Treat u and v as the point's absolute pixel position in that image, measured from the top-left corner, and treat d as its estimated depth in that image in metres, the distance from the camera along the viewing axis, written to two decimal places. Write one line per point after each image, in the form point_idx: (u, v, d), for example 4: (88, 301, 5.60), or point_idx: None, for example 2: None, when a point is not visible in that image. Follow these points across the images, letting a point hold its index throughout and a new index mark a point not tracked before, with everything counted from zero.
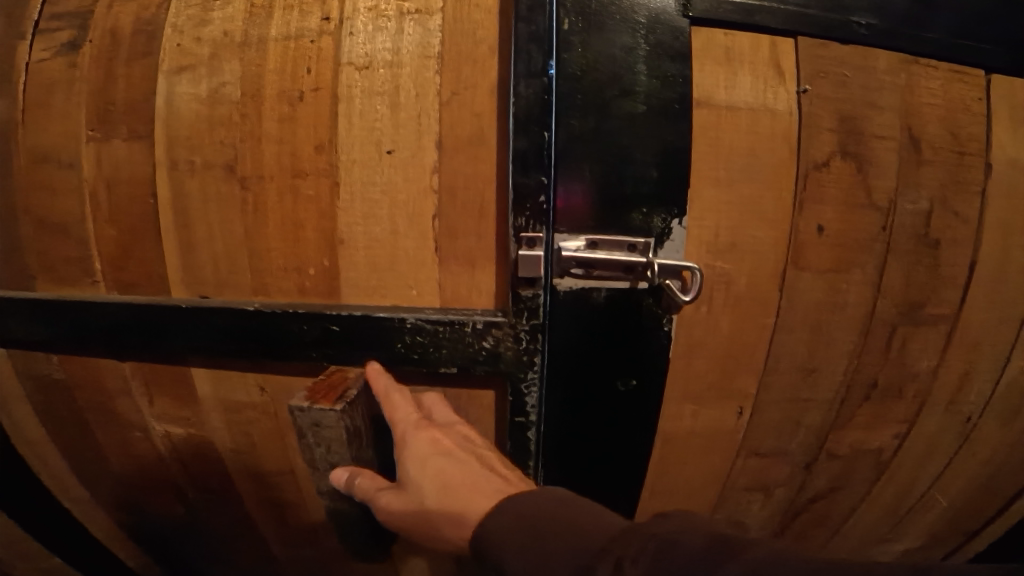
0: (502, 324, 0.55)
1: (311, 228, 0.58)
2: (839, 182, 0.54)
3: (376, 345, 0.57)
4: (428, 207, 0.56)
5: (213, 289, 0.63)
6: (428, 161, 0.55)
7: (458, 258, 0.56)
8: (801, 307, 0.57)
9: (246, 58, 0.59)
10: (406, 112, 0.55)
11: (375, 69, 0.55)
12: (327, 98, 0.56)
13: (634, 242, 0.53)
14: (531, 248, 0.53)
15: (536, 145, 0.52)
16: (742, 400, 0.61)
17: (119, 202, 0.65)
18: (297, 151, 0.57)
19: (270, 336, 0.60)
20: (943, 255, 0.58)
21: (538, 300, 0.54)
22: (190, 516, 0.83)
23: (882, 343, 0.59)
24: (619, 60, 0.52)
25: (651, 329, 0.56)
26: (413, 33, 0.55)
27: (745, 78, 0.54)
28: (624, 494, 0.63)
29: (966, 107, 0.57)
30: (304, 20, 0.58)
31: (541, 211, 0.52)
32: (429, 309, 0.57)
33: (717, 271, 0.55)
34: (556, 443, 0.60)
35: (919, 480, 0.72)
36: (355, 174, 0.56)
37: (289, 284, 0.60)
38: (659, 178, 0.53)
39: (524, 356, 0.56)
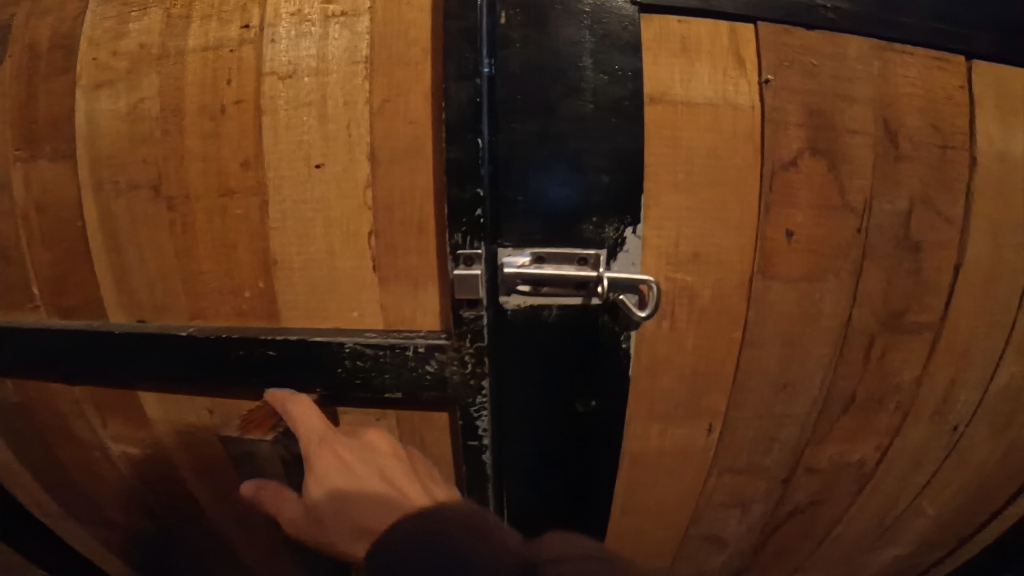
0: (445, 347, 0.52)
1: (243, 249, 0.54)
2: (810, 183, 0.50)
3: (317, 371, 0.54)
4: (364, 222, 0.51)
5: (148, 312, 0.59)
6: (361, 174, 0.51)
7: (399, 276, 0.52)
8: (771, 319, 0.52)
9: (165, 71, 0.54)
10: (335, 122, 0.51)
11: (299, 78, 0.51)
12: (250, 110, 0.52)
13: (584, 255, 0.49)
14: (469, 267, 0.49)
15: (472, 154, 0.48)
16: (712, 417, 0.57)
17: (48, 226, 0.61)
18: (222, 168, 0.53)
19: (209, 362, 0.57)
20: (926, 258, 0.53)
21: (481, 321, 0.51)
22: (162, 531, 0.79)
23: (861, 352, 0.55)
24: (562, 57, 0.48)
25: (610, 346, 0.52)
26: (339, 37, 0.51)
27: (703, 70, 0.49)
28: (593, 518, 0.59)
29: (948, 97, 0.52)
30: (223, 30, 0.53)
31: (478, 226, 0.49)
32: (370, 332, 0.53)
33: (680, 283, 0.51)
34: (515, 467, 0.57)
35: (906, 491, 0.68)
36: (284, 191, 0.52)
37: (225, 307, 0.56)
38: (610, 184, 0.48)
39: (471, 380, 0.52)
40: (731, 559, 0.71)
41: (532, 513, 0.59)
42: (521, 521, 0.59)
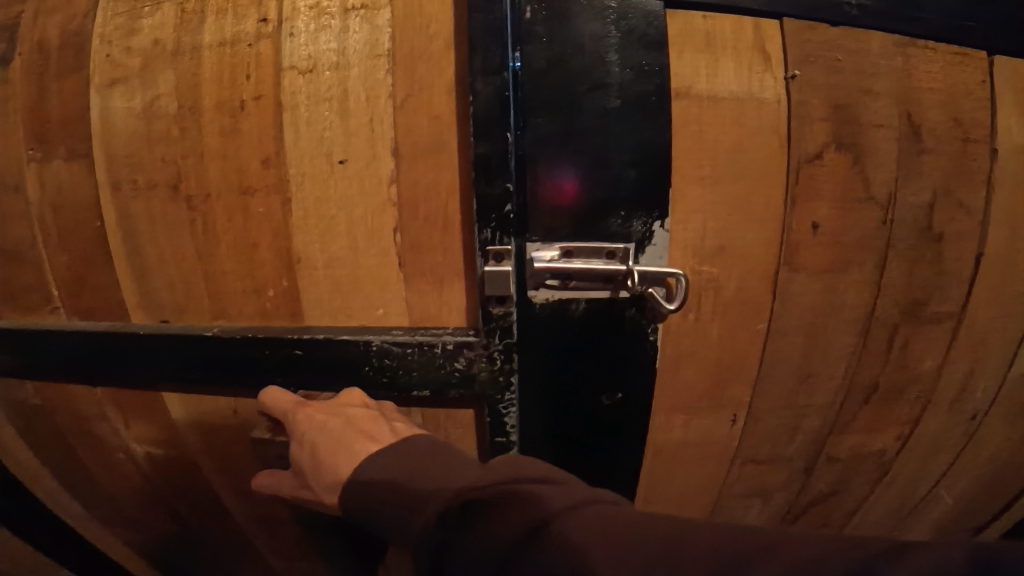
0: (474, 343, 0.52)
1: (266, 248, 0.54)
2: (834, 175, 0.50)
3: (344, 370, 0.55)
4: (388, 219, 0.52)
5: (170, 312, 0.60)
6: (384, 171, 0.51)
7: (424, 275, 0.53)
8: (795, 310, 0.53)
9: (180, 68, 0.55)
10: (357, 117, 0.51)
11: (320, 73, 0.51)
12: (270, 106, 0.52)
13: (612, 249, 0.49)
14: (499, 263, 0.50)
15: (500, 150, 0.48)
16: (735, 408, 0.58)
17: (67, 226, 0.61)
18: (243, 165, 0.54)
19: (232, 362, 0.57)
20: (948, 249, 0.53)
21: (510, 318, 0.52)
22: (185, 531, 0.80)
23: (883, 342, 0.56)
24: (588, 52, 0.48)
25: (637, 339, 0.53)
26: (359, 31, 0.51)
27: (727, 65, 0.49)
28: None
29: (969, 91, 0.52)
30: (239, 25, 0.53)
31: (507, 221, 0.49)
32: (396, 330, 0.54)
33: (705, 276, 0.51)
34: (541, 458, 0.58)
35: (923, 480, 0.69)
36: (308, 188, 0.53)
37: (249, 307, 0.57)
38: (637, 178, 0.49)
39: (500, 376, 0.53)
40: None
41: None
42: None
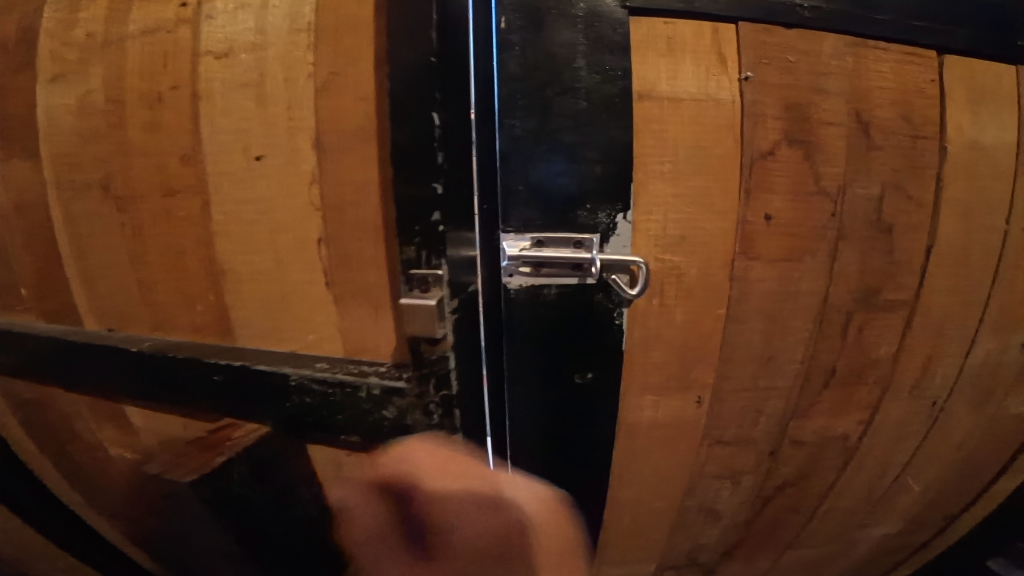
0: (404, 391, 0.59)
1: (191, 255, 0.61)
2: (788, 169, 0.53)
3: (270, 400, 0.61)
4: (313, 229, 0.59)
5: (116, 320, 0.66)
6: (305, 166, 0.58)
7: (357, 299, 0.60)
8: (751, 295, 0.56)
9: (109, 61, 0.61)
10: (275, 105, 0.57)
11: (237, 55, 0.58)
12: (187, 95, 0.59)
13: (579, 238, 0.53)
14: (423, 294, 0.57)
15: (478, 150, 0.53)
16: (701, 390, 0.62)
17: (29, 226, 0.67)
18: (164, 165, 0.60)
19: (162, 378, 0.63)
20: (898, 239, 0.57)
21: (443, 364, 0.59)
22: (165, 535, 0.81)
23: (838, 328, 0.59)
24: (559, 58, 0.52)
25: (603, 324, 0.57)
26: (278, 6, 0.57)
27: (687, 68, 0.53)
28: (592, 488, 0.65)
29: (920, 90, 0.55)
30: (162, 12, 0.60)
31: (432, 234, 0.55)
32: (321, 364, 0.60)
33: (669, 264, 0.55)
34: (520, 439, 0.62)
35: (891, 467, 0.73)
36: (224, 187, 0.59)
37: (184, 320, 0.63)
38: (603, 174, 0.53)
39: (435, 428, 0.60)
40: (726, 530, 0.78)
41: (537, 483, 0.64)
42: (528, 493, 0.65)
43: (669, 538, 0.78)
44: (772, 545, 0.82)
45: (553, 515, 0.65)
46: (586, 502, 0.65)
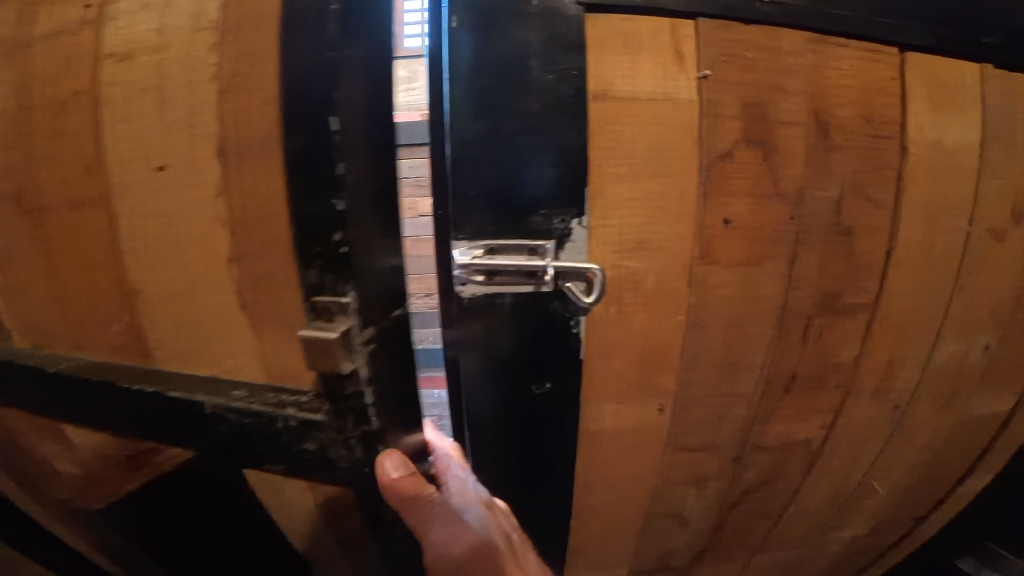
0: (323, 422, 0.52)
1: (101, 273, 0.55)
2: (746, 171, 0.52)
3: (188, 429, 0.55)
4: (219, 246, 0.51)
5: (33, 338, 0.60)
6: (207, 176, 0.50)
7: (276, 324, 0.53)
8: (711, 302, 0.55)
9: (10, 64, 0.54)
10: (175, 112, 0.50)
11: (137, 58, 0.51)
12: (87, 101, 0.52)
13: (533, 245, 0.51)
14: (328, 324, 0.47)
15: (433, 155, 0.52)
16: (662, 398, 0.61)
17: None
18: (68, 176, 0.53)
19: (79, 400, 0.58)
20: (859, 243, 0.56)
21: (362, 399, 0.49)
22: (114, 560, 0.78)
23: (799, 332, 0.58)
24: (512, 57, 0.50)
25: (560, 333, 0.56)
26: (184, 4, 0.50)
27: (644, 66, 0.51)
28: (556, 486, 0.67)
29: (882, 88, 0.54)
30: (66, 13, 0.53)
31: (334, 250, 0.47)
32: (242, 390, 0.55)
33: (626, 270, 0.53)
34: (483, 441, 0.63)
35: (856, 469, 0.74)
36: (130, 199, 0.52)
37: (99, 339, 0.58)
38: (558, 178, 0.51)
39: (362, 465, 0.53)
40: (695, 534, 0.79)
41: (502, 480, 0.67)
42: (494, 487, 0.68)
43: (639, 542, 0.78)
44: (742, 546, 0.83)
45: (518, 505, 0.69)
46: (550, 497, 0.68)
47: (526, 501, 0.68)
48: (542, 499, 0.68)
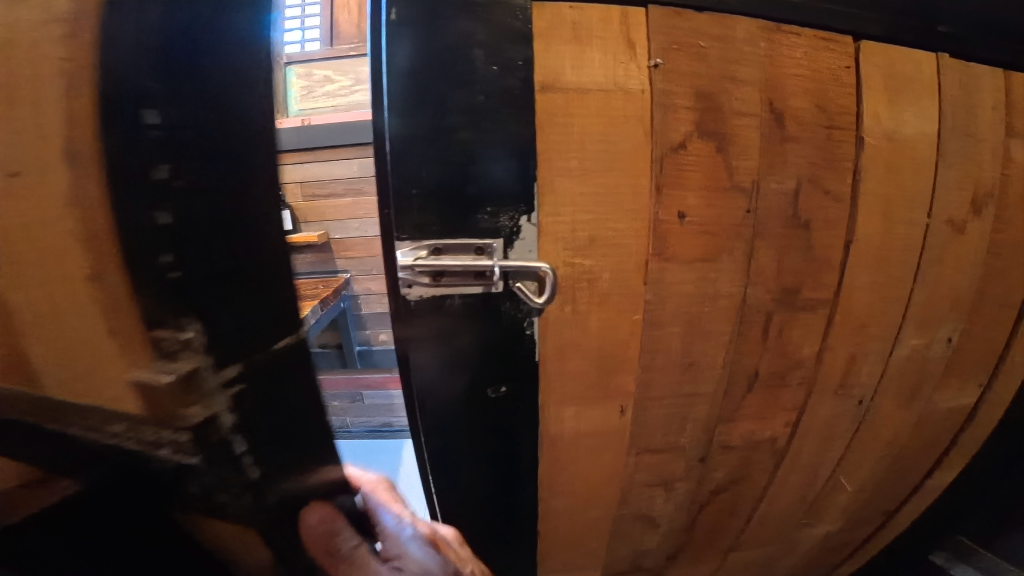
0: (199, 468, 0.40)
1: None
2: (701, 163, 0.49)
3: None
4: (64, 263, 0.34)
5: None
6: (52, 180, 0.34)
7: (119, 362, 0.37)
8: (669, 300, 0.53)
9: None
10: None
11: None
12: None
13: (480, 244, 0.49)
14: (170, 364, 0.37)
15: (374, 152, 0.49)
16: (623, 399, 0.59)
17: None
18: None
19: None
20: (817, 237, 0.54)
21: (232, 443, 0.40)
22: None
23: (759, 328, 0.57)
24: (454, 48, 0.47)
25: (514, 334, 0.53)
26: None
27: (594, 56, 0.48)
28: (517, 489, 0.65)
29: (836, 77, 0.52)
30: None
31: (167, 286, 0.36)
32: (81, 421, 0.37)
33: (579, 267, 0.51)
34: (440, 450, 0.61)
35: (823, 466, 0.73)
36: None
37: None
38: (504, 175, 0.48)
39: (269, 506, 0.44)
40: (666, 536, 0.78)
41: (462, 489, 0.64)
42: (453, 497, 0.65)
43: (608, 546, 0.77)
44: (715, 546, 0.82)
45: (480, 511, 0.67)
46: (512, 502, 0.66)
47: (489, 505, 0.67)
48: (504, 504, 0.66)
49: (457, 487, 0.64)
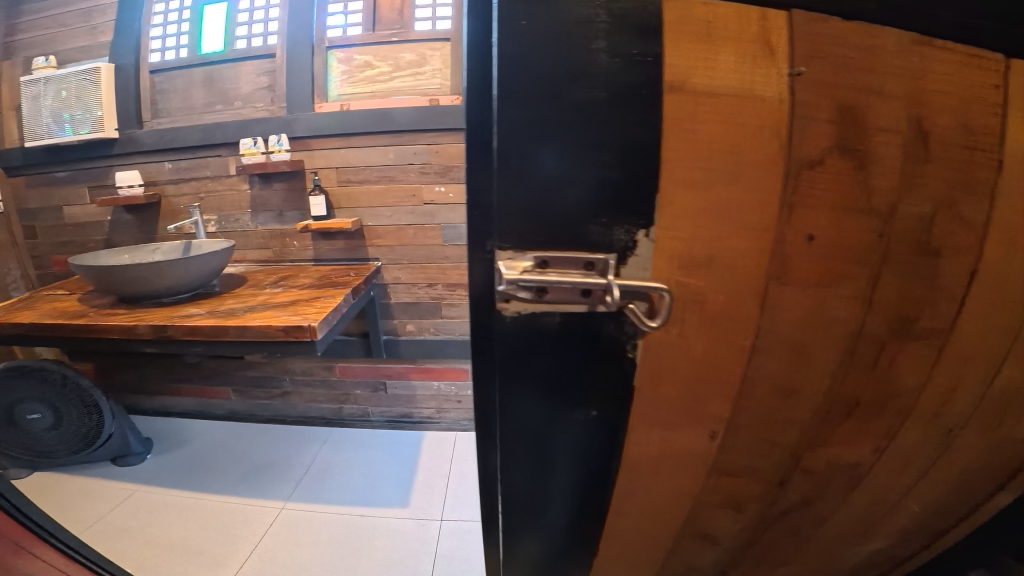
0: None
1: None
2: (835, 183, 0.44)
3: None
4: None
5: None
6: None
7: None
8: (780, 327, 0.49)
9: None
10: None
11: None
12: None
13: (591, 258, 0.46)
14: None
15: (471, 152, 0.47)
16: (715, 425, 0.56)
17: None
18: None
19: None
20: (945, 264, 0.49)
21: None
22: None
23: (868, 356, 0.54)
24: (573, 37, 0.42)
25: (613, 357, 0.50)
26: None
27: (727, 59, 0.41)
28: (585, 501, 0.64)
29: (982, 97, 0.45)
30: None
31: None
32: None
33: (690, 289, 0.46)
34: (512, 457, 0.60)
35: (893, 491, 0.70)
36: None
37: None
38: (623, 181, 0.44)
39: None
40: (722, 555, 0.76)
41: (530, 496, 0.64)
42: (520, 501, 0.65)
43: (664, 561, 0.75)
44: (768, 565, 0.80)
45: (537, 515, 0.66)
46: (577, 512, 0.65)
47: (554, 514, 0.66)
48: (568, 513, 0.66)
49: (526, 495, 0.64)
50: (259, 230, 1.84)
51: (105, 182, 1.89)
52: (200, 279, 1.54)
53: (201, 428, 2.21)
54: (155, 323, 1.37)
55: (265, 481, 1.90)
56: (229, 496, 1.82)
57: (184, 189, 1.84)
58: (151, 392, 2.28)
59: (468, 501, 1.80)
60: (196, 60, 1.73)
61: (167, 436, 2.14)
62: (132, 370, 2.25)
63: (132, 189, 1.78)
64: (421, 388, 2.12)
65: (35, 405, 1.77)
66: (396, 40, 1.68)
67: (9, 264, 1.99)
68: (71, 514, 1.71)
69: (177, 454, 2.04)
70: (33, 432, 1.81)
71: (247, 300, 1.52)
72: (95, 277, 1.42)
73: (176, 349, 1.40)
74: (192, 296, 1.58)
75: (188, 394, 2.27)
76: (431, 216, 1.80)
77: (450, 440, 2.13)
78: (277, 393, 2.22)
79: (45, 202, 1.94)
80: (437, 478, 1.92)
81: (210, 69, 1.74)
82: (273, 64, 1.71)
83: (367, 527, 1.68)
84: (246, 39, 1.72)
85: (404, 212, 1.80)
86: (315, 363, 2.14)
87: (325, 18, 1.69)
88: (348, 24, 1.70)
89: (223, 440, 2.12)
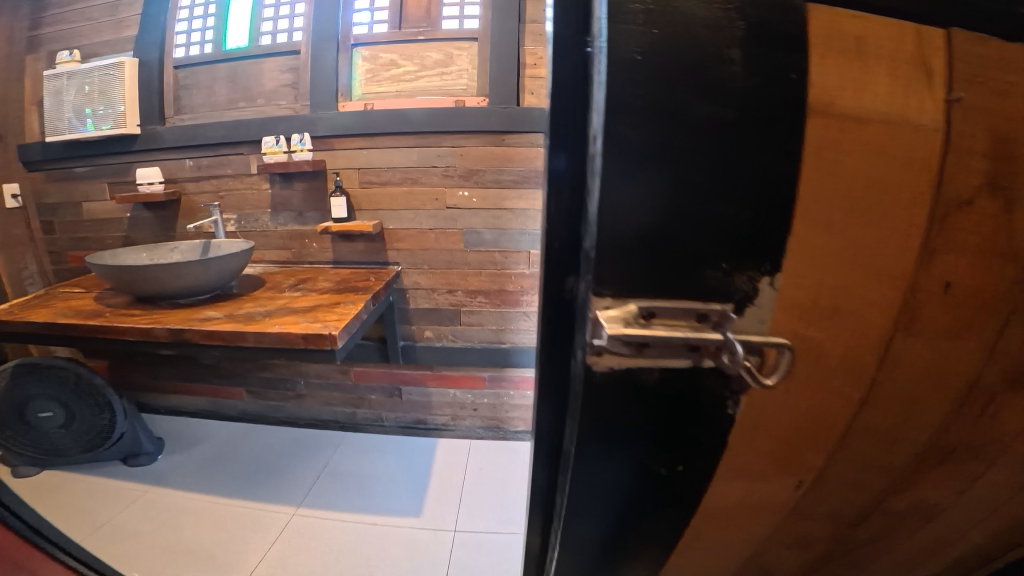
0: None
1: None
2: (981, 226, 0.36)
3: None
4: None
5: None
6: None
7: None
8: (894, 377, 0.44)
9: None
10: None
11: None
12: None
13: (704, 309, 0.37)
14: None
15: (552, 184, 0.41)
16: (804, 473, 0.51)
17: None
18: None
19: None
20: None
21: None
22: None
23: (981, 408, 0.47)
24: (699, 41, 0.33)
25: (711, 413, 0.45)
26: None
27: (879, 79, 0.33)
28: (651, 550, 0.59)
29: None
30: None
31: None
32: None
33: (810, 341, 0.39)
34: (580, 514, 0.54)
35: (965, 541, 0.61)
36: None
37: None
38: (749, 221, 0.35)
39: None
40: None
41: (592, 548, 0.58)
42: (579, 553, 0.59)
43: None
44: None
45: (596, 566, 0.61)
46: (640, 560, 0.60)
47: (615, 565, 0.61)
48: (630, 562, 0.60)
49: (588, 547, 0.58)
50: (279, 231, 1.80)
51: (125, 179, 1.85)
52: (218, 280, 1.49)
53: (212, 429, 2.18)
54: (172, 325, 1.32)
55: (277, 484, 1.86)
56: (240, 500, 1.78)
57: (205, 188, 1.80)
58: (164, 391, 2.25)
59: (482, 512, 1.75)
60: (221, 56, 1.69)
61: (178, 437, 2.11)
62: (145, 369, 2.22)
63: (151, 187, 1.73)
64: (437, 395, 2.08)
65: (47, 403, 1.74)
66: (422, 38, 1.63)
67: (27, 258, 1.93)
68: (78, 515, 1.66)
69: (189, 454, 2.01)
70: (44, 430, 1.78)
71: (266, 304, 1.48)
72: (111, 276, 1.37)
73: (192, 352, 1.36)
74: (211, 298, 1.54)
75: (200, 394, 2.23)
76: (453, 220, 1.75)
77: (464, 448, 2.08)
78: (291, 395, 2.18)
79: (65, 197, 1.90)
80: (451, 487, 1.87)
81: (234, 66, 1.70)
82: (297, 62, 1.67)
83: (379, 536, 1.63)
84: (271, 35, 1.68)
85: (426, 216, 1.76)
86: (329, 367, 2.10)
87: (351, 15, 1.64)
88: (374, 21, 1.65)
89: (234, 442, 2.09)
